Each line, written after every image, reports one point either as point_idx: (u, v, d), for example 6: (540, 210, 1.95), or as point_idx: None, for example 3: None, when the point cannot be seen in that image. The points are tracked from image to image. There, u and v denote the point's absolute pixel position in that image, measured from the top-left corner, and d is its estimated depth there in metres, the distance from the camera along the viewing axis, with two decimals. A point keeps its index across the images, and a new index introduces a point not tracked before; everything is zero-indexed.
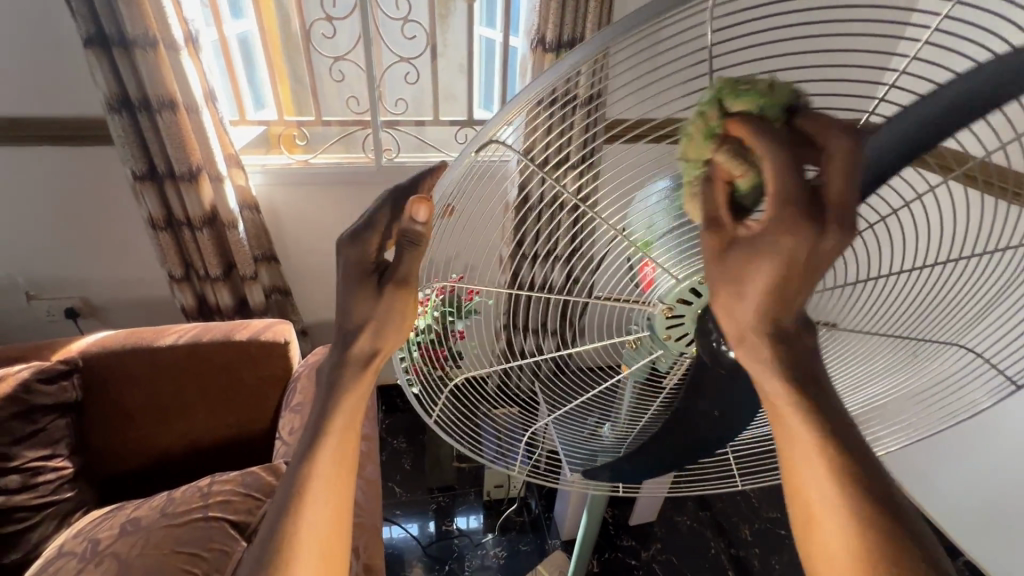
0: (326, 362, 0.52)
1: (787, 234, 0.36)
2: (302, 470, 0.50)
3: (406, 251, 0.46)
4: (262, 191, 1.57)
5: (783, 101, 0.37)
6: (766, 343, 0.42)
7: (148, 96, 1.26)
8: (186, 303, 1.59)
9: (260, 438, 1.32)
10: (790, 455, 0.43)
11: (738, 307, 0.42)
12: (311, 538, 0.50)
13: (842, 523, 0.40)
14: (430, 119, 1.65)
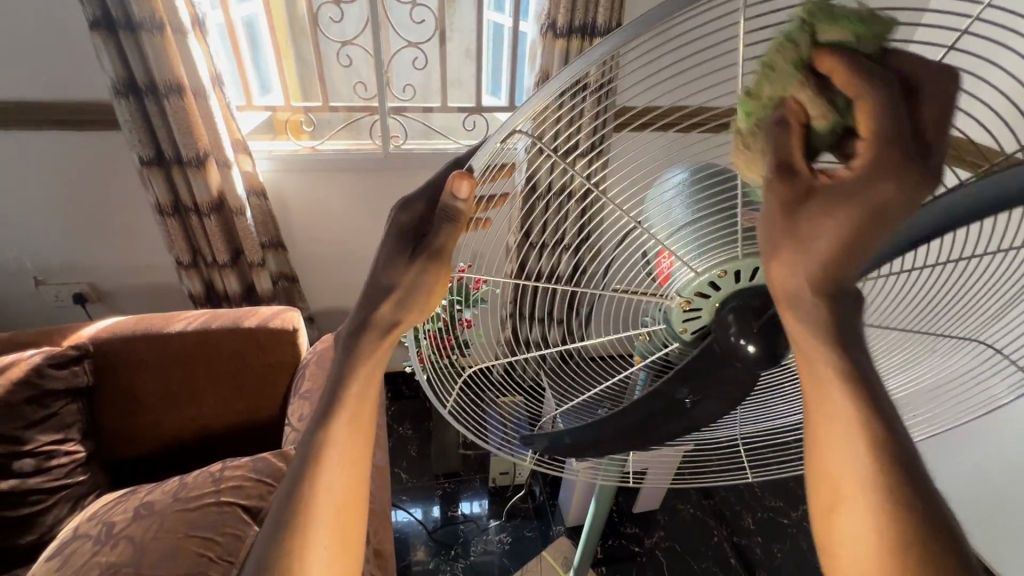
0: (342, 332, 0.52)
1: (882, 179, 0.34)
2: (319, 435, 0.50)
3: (444, 224, 0.45)
4: (269, 178, 1.57)
5: (879, 35, 0.35)
6: (814, 305, 0.41)
7: (155, 80, 1.24)
8: (194, 289, 1.59)
9: (268, 424, 1.33)
10: (824, 424, 0.43)
11: (801, 263, 0.40)
12: (328, 503, 0.50)
13: (864, 498, 0.41)
14: (438, 105, 1.63)
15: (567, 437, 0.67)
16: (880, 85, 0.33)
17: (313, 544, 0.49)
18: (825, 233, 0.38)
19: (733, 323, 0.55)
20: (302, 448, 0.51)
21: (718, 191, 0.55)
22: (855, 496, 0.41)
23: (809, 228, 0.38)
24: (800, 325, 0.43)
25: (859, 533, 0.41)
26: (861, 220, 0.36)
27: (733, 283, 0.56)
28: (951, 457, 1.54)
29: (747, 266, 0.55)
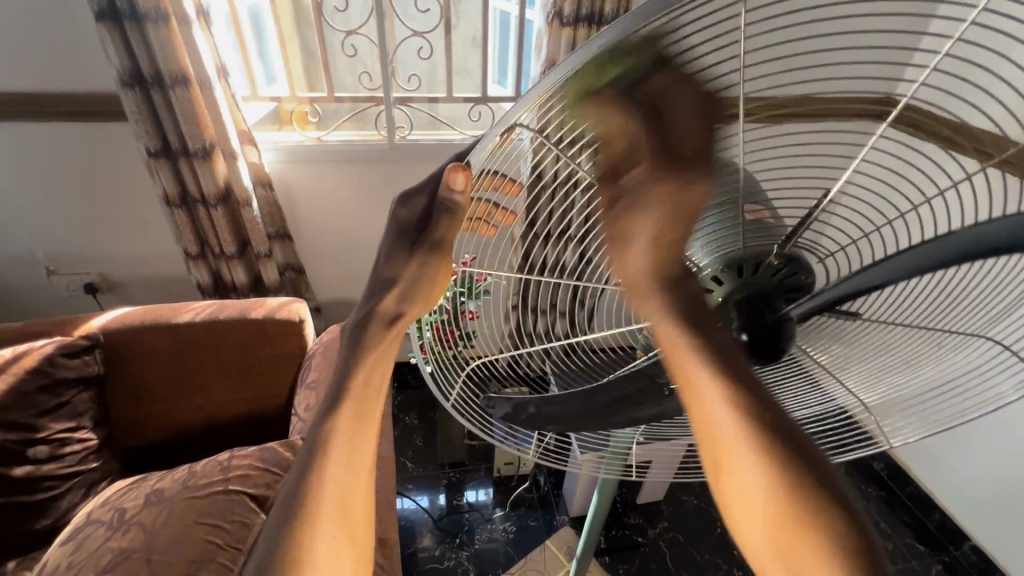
0: (347, 323, 0.53)
1: (655, 190, 0.44)
2: (325, 427, 0.51)
3: (442, 217, 0.45)
4: (276, 169, 1.57)
5: (643, 60, 0.39)
6: (659, 300, 0.52)
7: (161, 71, 1.25)
8: (202, 280, 1.61)
9: (276, 413, 1.35)
10: (694, 401, 0.50)
11: (631, 252, 0.51)
12: (335, 492, 0.50)
13: (741, 460, 0.48)
14: (443, 96, 1.62)
15: (530, 408, 0.69)
16: (637, 114, 0.40)
17: (322, 534, 0.50)
18: (639, 226, 0.48)
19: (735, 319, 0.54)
20: (308, 439, 0.51)
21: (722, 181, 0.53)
22: (733, 460, 0.48)
23: (629, 223, 0.49)
24: (654, 318, 0.52)
25: (745, 490, 0.48)
26: (661, 213, 0.46)
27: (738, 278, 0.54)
28: (958, 451, 1.53)
29: (750, 261, 0.54)
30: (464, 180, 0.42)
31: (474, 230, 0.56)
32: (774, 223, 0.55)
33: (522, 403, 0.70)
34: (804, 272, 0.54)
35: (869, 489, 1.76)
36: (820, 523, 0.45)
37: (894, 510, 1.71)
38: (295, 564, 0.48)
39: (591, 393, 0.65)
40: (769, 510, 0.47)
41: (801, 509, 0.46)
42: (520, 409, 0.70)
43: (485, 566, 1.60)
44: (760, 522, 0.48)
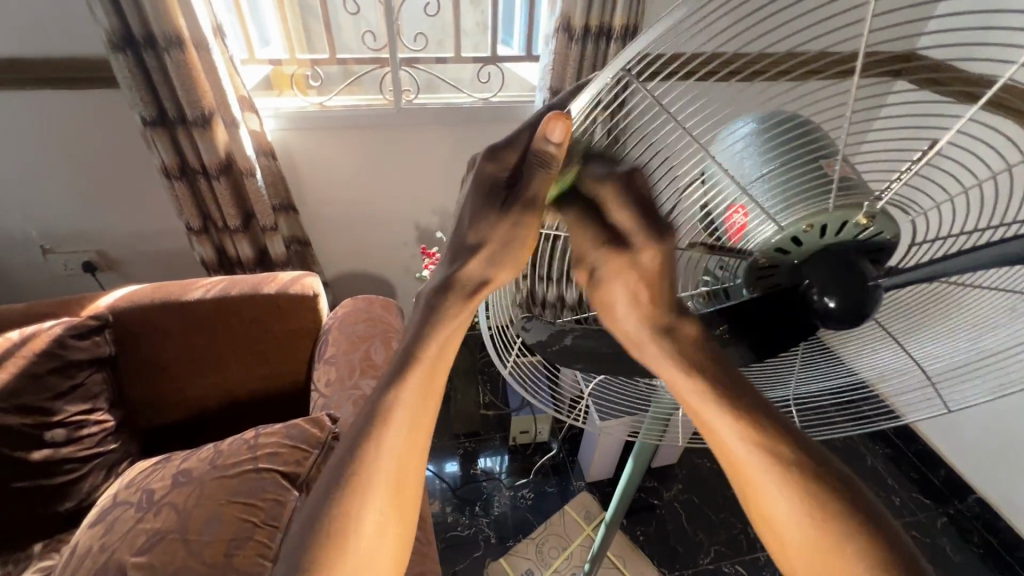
0: (419, 294, 0.50)
1: (614, 262, 0.48)
2: (388, 394, 0.49)
3: (537, 173, 0.40)
4: (277, 137, 1.50)
5: (566, 178, 0.43)
6: (656, 345, 0.52)
7: (153, 31, 1.16)
8: (206, 256, 1.55)
9: (293, 389, 1.33)
10: (714, 440, 0.50)
11: (618, 316, 0.52)
12: (388, 464, 0.48)
13: (763, 491, 0.48)
14: (451, 56, 1.55)
15: (567, 339, 0.62)
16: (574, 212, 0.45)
17: (370, 508, 0.47)
18: (615, 297, 0.51)
19: (816, 282, 0.52)
20: (368, 403, 0.49)
21: (802, 140, 0.52)
22: (758, 492, 0.48)
23: (611, 286, 0.50)
24: (659, 358, 0.52)
25: (780, 524, 0.48)
26: (643, 282, 0.49)
27: (818, 238, 0.51)
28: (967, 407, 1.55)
29: (838, 221, 0.50)
30: (563, 130, 0.38)
31: None
32: (858, 180, 0.51)
33: (560, 331, 0.62)
34: (889, 234, 0.51)
35: (875, 447, 1.80)
36: (847, 539, 0.46)
37: (901, 465, 1.75)
38: (339, 532, 0.46)
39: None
40: (799, 539, 0.47)
41: (830, 530, 0.46)
42: (554, 337, 0.62)
43: (505, 532, 1.62)
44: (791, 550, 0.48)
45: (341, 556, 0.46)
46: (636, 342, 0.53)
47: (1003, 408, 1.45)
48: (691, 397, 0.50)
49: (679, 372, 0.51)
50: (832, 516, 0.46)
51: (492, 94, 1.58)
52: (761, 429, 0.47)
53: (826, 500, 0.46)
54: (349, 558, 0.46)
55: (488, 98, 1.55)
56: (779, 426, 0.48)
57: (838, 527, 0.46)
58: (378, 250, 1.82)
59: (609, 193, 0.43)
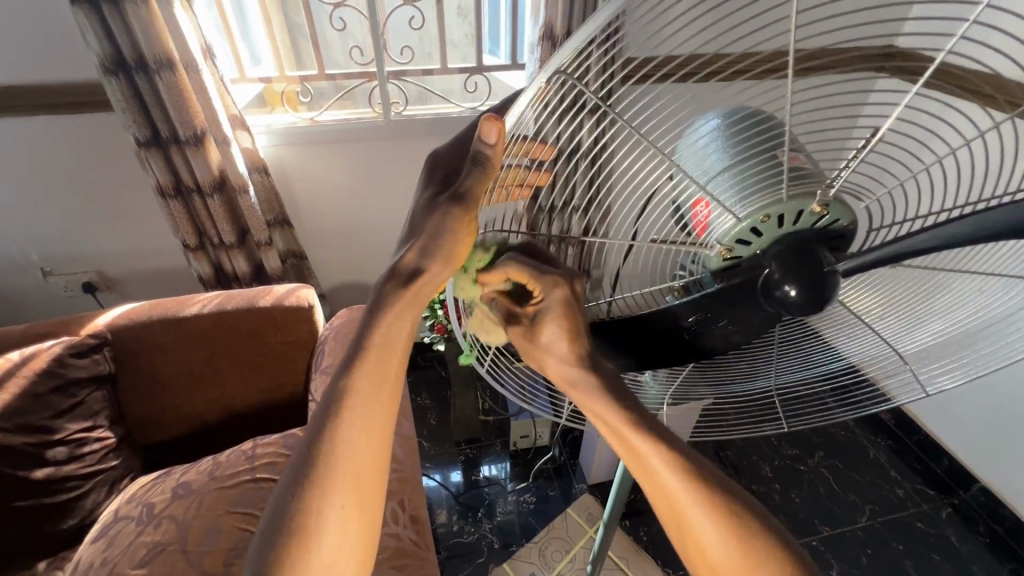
0: (383, 280, 0.52)
1: (553, 291, 0.51)
2: (342, 384, 0.51)
3: (474, 171, 0.43)
4: (269, 153, 1.53)
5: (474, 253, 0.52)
6: (586, 385, 0.54)
7: (144, 55, 1.19)
8: (203, 272, 1.58)
9: (291, 401, 1.34)
10: (642, 471, 0.52)
11: (547, 359, 0.55)
12: (345, 456, 0.49)
13: (694, 514, 0.49)
14: (437, 67, 1.58)
15: None
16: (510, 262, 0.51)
17: (326, 501, 0.48)
18: (552, 343, 0.54)
19: (775, 272, 0.53)
20: (324, 395, 0.51)
21: (763, 134, 0.54)
22: (692, 519, 0.50)
23: (545, 334, 0.53)
24: (589, 401, 0.54)
25: (709, 548, 0.49)
26: (563, 317, 0.52)
27: (776, 227, 0.53)
28: (963, 393, 1.55)
29: (794, 209, 0.52)
30: (496, 131, 0.41)
31: (509, 196, 0.56)
32: (810, 169, 0.53)
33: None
34: (845, 219, 0.53)
35: (877, 438, 1.80)
36: (774, 547, 0.49)
37: (903, 456, 1.74)
38: (300, 525, 0.47)
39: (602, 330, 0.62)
40: (728, 558, 0.49)
41: (757, 545, 0.49)
42: None
43: (509, 537, 1.63)
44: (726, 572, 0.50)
45: (305, 556, 0.47)
46: (569, 385, 0.56)
47: (1000, 396, 1.45)
48: (623, 434, 0.52)
49: (609, 409, 0.53)
50: (754, 538, 0.49)
51: (479, 103, 1.61)
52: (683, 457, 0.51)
53: (750, 514, 0.50)
54: (314, 560, 0.47)
55: (475, 107, 1.58)
56: (695, 454, 0.52)
57: (764, 541, 0.49)
58: (374, 261, 1.84)
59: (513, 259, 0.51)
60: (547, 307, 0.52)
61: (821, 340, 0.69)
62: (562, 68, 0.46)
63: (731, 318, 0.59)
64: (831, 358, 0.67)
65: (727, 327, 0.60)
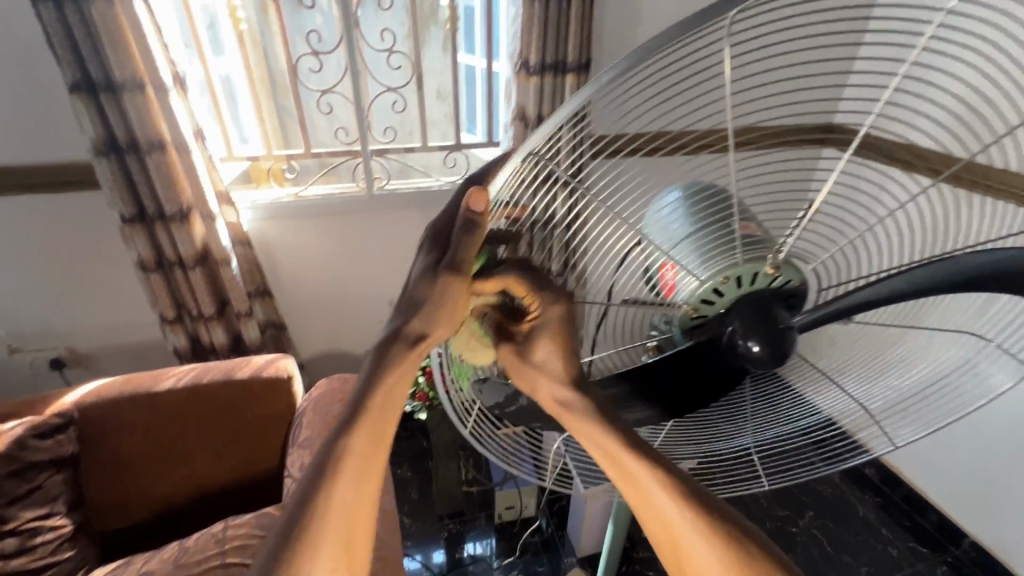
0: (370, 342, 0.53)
1: (555, 304, 0.53)
2: (332, 454, 0.50)
3: (462, 238, 0.47)
4: (254, 227, 1.57)
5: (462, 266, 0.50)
6: (582, 415, 0.54)
7: (136, 137, 1.25)
8: (179, 345, 1.55)
9: (266, 478, 1.29)
10: (638, 495, 0.51)
11: (538, 378, 0.55)
12: (336, 525, 0.48)
13: (690, 542, 0.49)
14: (419, 145, 1.68)
15: (522, 399, 0.65)
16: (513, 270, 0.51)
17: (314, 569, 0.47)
18: (547, 359, 0.55)
19: (739, 328, 0.57)
20: (314, 465, 0.50)
21: (715, 205, 0.61)
22: (690, 547, 0.49)
23: (540, 356, 0.54)
24: (587, 431, 0.54)
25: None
26: (556, 335, 0.54)
27: (736, 288, 0.58)
28: (939, 444, 1.58)
29: (750, 272, 0.57)
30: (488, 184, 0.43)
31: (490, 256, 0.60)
32: (760, 237, 0.59)
33: (514, 392, 0.66)
34: (797, 280, 0.58)
35: (865, 495, 1.78)
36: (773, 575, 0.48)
37: (892, 513, 1.72)
38: None
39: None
40: None
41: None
42: (510, 399, 0.66)
43: None
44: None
45: None
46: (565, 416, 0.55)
47: (974, 446, 1.48)
48: (619, 464, 0.52)
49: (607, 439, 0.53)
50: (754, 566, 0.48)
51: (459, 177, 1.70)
52: (675, 481, 0.50)
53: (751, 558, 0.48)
54: None
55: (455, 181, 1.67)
56: (694, 483, 0.52)
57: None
58: (355, 330, 1.84)
59: (515, 279, 0.51)
60: (544, 326, 0.53)
61: (798, 394, 0.70)
62: (534, 152, 0.52)
63: (702, 372, 0.62)
64: (808, 412, 0.69)
65: (700, 383, 0.63)
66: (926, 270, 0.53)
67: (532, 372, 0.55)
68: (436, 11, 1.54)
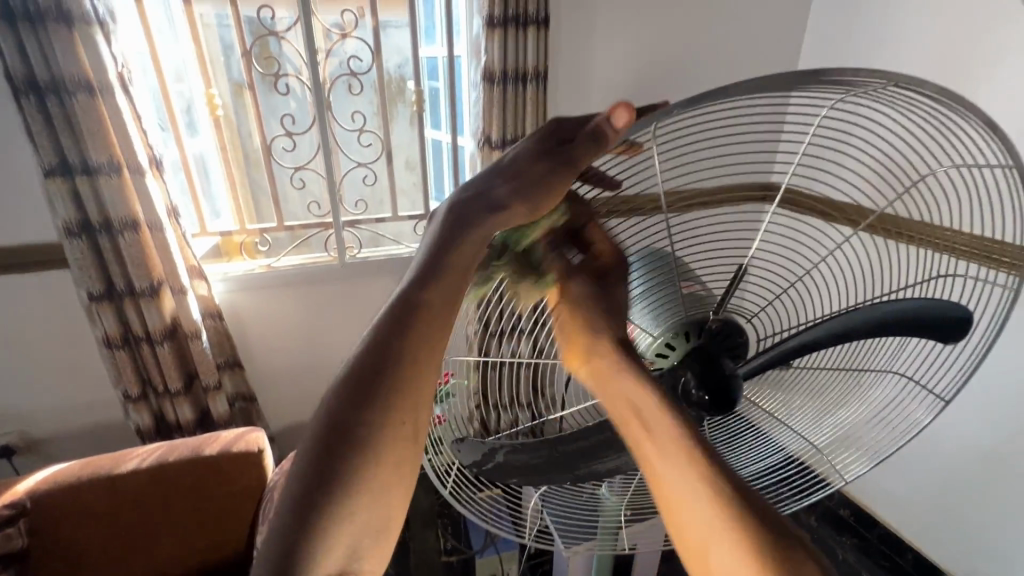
0: (397, 290, 0.50)
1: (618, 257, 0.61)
2: (364, 412, 0.45)
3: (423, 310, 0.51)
4: (224, 299, 1.58)
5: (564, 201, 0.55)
6: (622, 372, 0.56)
7: (110, 218, 1.28)
8: (142, 423, 1.50)
9: (232, 560, 1.23)
10: (655, 446, 0.53)
11: (585, 316, 0.57)
12: (364, 496, 0.44)
13: (700, 499, 0.51)
14: (390, 215, 1.77)
15: (499, 456, 0.66)
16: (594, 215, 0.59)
17: (343, 546, 0.43)
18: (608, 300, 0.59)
19: (691, 379, 0.62)
20: (339, 424, 0.45)
21: (659, 264, 0.66)
22: (698, 506, 0.51)
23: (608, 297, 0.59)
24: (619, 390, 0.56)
25: (713, 535, 0.50)
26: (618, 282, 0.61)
27: (685, 343, 0.64)
28: (906, 481, 1.62)
29: (695, 326, 0.65)
30: (630, 117, 0.48)
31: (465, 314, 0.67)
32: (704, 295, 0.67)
33: (490, 449, 0.66)
34: (737, 333, 0.65)
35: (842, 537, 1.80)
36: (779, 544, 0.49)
37: (871, 554, 1.70)
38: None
39: (554, 443, 0.66)
40: (732, 543, 0.49)
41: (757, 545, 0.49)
42: (486, 457, 0.66)
43: None
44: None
45: None
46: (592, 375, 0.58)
47: (933, 479, 1.54)
48: (649, 421, 0.54)
49: (647, 394, 0.55)
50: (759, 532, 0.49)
51: None
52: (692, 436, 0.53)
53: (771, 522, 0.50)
54: None
55: None
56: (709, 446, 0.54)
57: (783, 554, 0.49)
58: None
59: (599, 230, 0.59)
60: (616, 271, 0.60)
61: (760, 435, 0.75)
62: None
63: None
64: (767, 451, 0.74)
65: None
66: (837, 321, 0.61)
67: (579, 304, 0.57)
68: (404, 91, 1.66)
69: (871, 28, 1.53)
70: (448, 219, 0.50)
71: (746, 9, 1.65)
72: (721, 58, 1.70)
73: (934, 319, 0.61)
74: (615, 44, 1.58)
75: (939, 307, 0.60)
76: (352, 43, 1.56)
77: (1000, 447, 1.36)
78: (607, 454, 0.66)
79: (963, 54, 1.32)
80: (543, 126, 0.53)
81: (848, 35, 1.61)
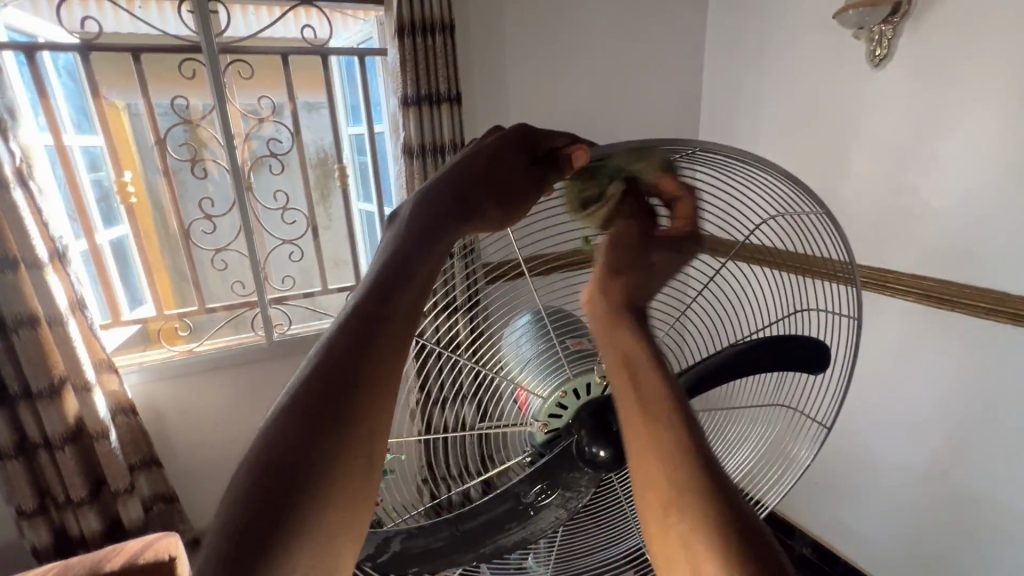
0: (354, 302, 0.47)
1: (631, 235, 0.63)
2: (317, 448, 0.41)
3: None
4: (139, 391, 1.48)
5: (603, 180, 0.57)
6: (626, 319, 0.60)
7: (4, 315, 1.20)
8: (38, 542, 1.33)
9: None
10: (628, 372, 0.57)
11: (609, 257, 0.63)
12: (314, 541, 0.40)
13: (657, 428, 0.53)
14: (320, 290, 1.75)
15: (394, 544, 0.61)
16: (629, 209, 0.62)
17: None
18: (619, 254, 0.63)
19: (584, 436, 0.65)
20: (287, 458, 0.40)
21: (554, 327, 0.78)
22: (652, 431, 0.53)
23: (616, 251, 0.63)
24: (620, 332, 0.59)
25: (661, 463, 0.51)
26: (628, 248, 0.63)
27: (575, 399, 0.70)
28: (855, 510, 1.63)
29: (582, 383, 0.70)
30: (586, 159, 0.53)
31: None
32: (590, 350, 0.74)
33: (384, 538, 0.61)
34: None
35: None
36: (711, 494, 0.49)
37: None
38: None
39: (456, 522, 0.63)
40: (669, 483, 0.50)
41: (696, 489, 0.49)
42: (380, 547, 0.61)
43: None
44: (688, 540, 0.48)
45: None
46: (603, 317, 0.61)
47: (879, 508, 1.55)
48: (637, 363, 0.57)
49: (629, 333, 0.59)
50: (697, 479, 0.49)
51: None
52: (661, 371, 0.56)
53: (730, 494, 0.49)
54: None
55: None
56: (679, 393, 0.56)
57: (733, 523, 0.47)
58: None
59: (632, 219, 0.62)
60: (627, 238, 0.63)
61: None
62: None
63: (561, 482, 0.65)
64: None
65: (565, 496, 0.66)
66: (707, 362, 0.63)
67: (617, 250, 0.63)
68: (328, 169, 1.69)
69: (754, 92, 1.71)
70: (407, 236, 0.51)
71: (643, 81, 1.82)
72: (628, 125, 1.84)
73: (792, 352, 0.65)
74: (527, 117, 1.69)
75: (798, 345, 0.65)
76: (270, 127, 1.60)
77: (932, 466, 1.39)
78: (510, 526, 0.64)
79: (831, 110, 1.49)
80: (514, 129, 0.56)
81: (735, 99, 1.79)
